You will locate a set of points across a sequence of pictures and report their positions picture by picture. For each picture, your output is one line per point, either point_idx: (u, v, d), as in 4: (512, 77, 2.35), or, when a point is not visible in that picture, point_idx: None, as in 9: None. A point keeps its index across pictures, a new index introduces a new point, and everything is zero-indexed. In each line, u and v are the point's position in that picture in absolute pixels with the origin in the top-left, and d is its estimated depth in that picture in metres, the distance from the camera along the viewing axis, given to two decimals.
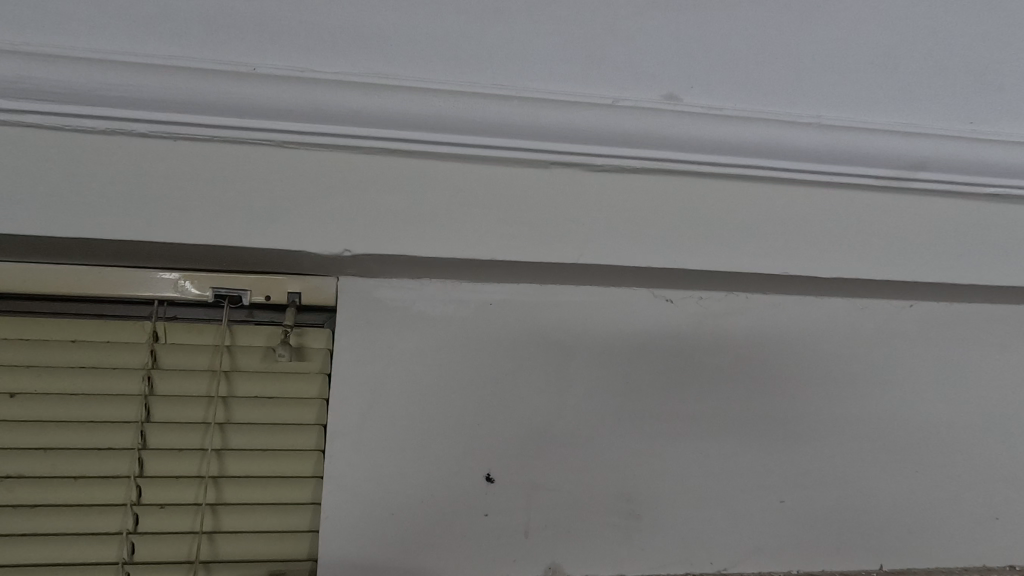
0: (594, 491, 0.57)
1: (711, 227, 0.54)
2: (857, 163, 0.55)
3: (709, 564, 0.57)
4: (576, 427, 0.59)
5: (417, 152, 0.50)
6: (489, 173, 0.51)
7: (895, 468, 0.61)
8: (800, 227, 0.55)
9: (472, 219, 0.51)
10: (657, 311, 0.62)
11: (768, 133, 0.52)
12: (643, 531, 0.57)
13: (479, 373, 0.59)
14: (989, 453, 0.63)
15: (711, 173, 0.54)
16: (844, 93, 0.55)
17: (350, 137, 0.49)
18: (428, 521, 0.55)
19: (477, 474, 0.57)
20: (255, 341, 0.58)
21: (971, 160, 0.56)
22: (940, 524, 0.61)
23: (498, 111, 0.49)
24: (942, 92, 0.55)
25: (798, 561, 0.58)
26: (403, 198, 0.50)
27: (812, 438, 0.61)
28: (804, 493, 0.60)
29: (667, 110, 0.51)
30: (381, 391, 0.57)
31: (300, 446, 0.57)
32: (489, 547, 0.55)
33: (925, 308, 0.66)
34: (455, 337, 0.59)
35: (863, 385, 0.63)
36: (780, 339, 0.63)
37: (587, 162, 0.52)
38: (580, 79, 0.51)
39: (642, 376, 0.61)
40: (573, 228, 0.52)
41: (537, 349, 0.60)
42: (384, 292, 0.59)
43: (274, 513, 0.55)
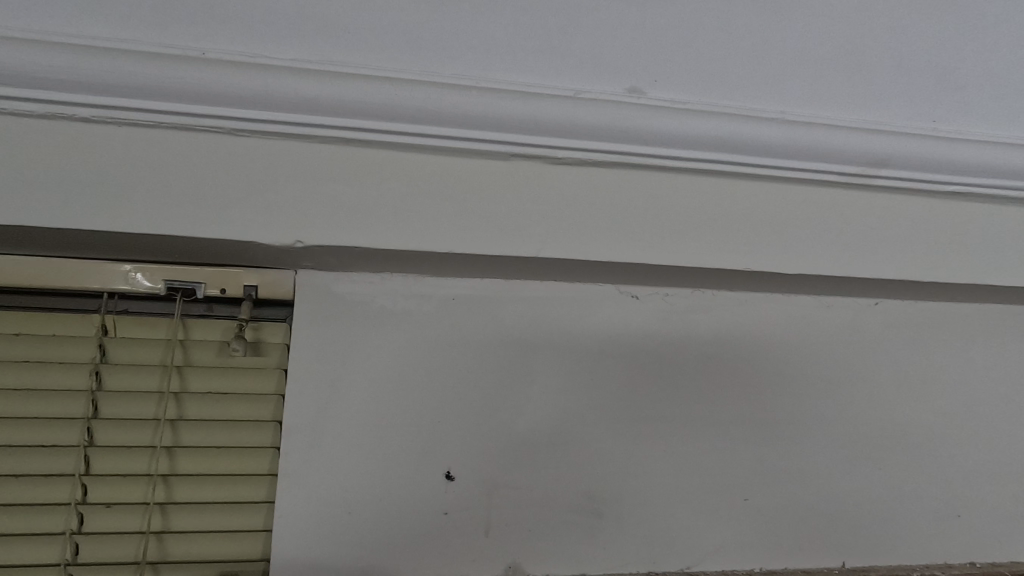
0: (558, 489, 0.57)
1: (669, 223, 0.53)
2: (817, 161, 0.54)
3: (673, 562, 0.57)
4: (533, 423, 0.58)
5: (374, 142, 0.49)
6: (440, 163, 0.50)
7: (853, 466, 0.61)
8: (759, 223, 0.55)
9: (432, 211, 0.49)
10: (618, 307, 0.62)
11: (726, 131, 0.52)
12: (606, 529, 0.57)
13: (436, 369, 0.58)
14: (950, 451, 0.64)
15: (669, 169, 0.53)
16: (808, 88, 0.54)
17: (296, 124, 0.48)
18: (388, 520, 0.54)
19: (439, 472, 0.56)
20: (208, 334, 0.56)
21: (932, 156, 0.56)
22: (902, 521, 0.61)
23: (456, 103, 0.48)
24: (901, 91, 0.55)
25: (761, 559, 0.58)
26: (359, 189, 0.49)
27: (772, 436, 0.61)
28: (763, 490, 0.59)
29: (623, 102, 0.50)
30: (340, 387, 0.56)
31: (256, 443, 0.56)
32: (450, 546, 0.54)
33: (890, 306, 0.67)
34: (418, 332, 0.58)
35: (823, 383, 0.63)
36: (742, 336, 0.63)
37: (543, 155, 0.51)
38: (533, 69, 0.50)
39: (602, 374, 0.60)
40: (534, 221, 0.51)
41: (496, 346, 0.59)
42: (345, 286, 0.58)
43: (227, 512, 0.54)
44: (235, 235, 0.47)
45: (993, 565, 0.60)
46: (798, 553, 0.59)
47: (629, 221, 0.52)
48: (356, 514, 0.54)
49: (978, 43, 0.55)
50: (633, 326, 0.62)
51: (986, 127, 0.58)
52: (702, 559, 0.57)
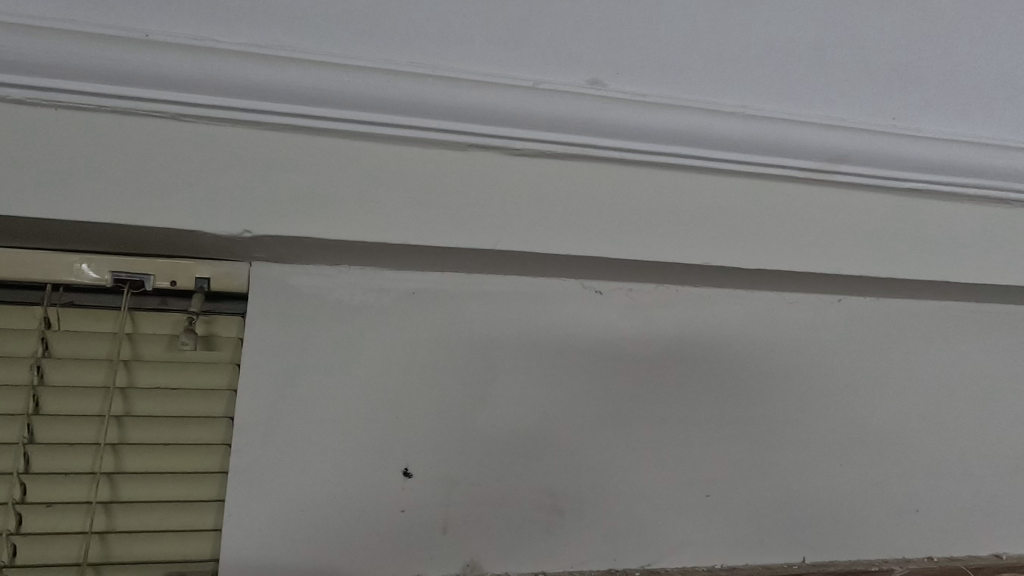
0: (518, 486, 0.56)
1: (629, 217, 0.53)
2: (776, 156, 0.54)
3: (633, 559, 0.56)
4: (494, 420, 0.57)
5: (328, 130, 0.48)
6: (396, 154, 0.49)
7: (814, 462, 0.61)
8: (719, 218, 0.55)
9: (387, 202, 0.48)
10: (581, 302, 0.61)
11: (685, 124, 0.51)
12: (567, 526, 0.56)
13: (395, 365, 0.57)
14: (910, 446, 0.64)
15: (627, 163, 0.53)
16: (770, 83, 0.54)
17: (245, 112, 0.46)
18: (343, 518, 0.53)
19: (396, 469, 0.55)
20: (157, 328, 0.55)
21: (890, 153, 0.56)
22: (862, 517, 0.61)
23: (412, 92, 0.47)
24: (861, 88, 0.56)
25: (721, 555, 0.58)
26: (311, 179, 0.48)
27: (735, 434, 0.61)
28: (725, 488, 0.59)
29: (582, 94, 0.49)
30: (295, 382, 0.54)
31: (207, 440, 0.54)
32: (406, 545, 0.53)
33: (853, 303, 0.67)
34: (376, 327, 0.57)
35: (786, 379, 0.63)
36: (706, 333, 0.63)
37: (500, 147, 0.50)
38: (491, 60, 0.50)
39: (564, 371, 0.59)
40: (492, 213, 0.50)
41: (458, 341, 0.58)
42: (301, 279, 0.57)
43: (175, 511, 0.52)
44: (180, 224, 0.46)
45: (950, 560, 0.61)
46: (758, 549, 0.58)
47: (589, 215, 0.52)
48: (310, 513, 0.53)
49: None
50: (597, 322, 0.61)
51: (943, 125, 0.59)
52: (663, 555, 0.57)
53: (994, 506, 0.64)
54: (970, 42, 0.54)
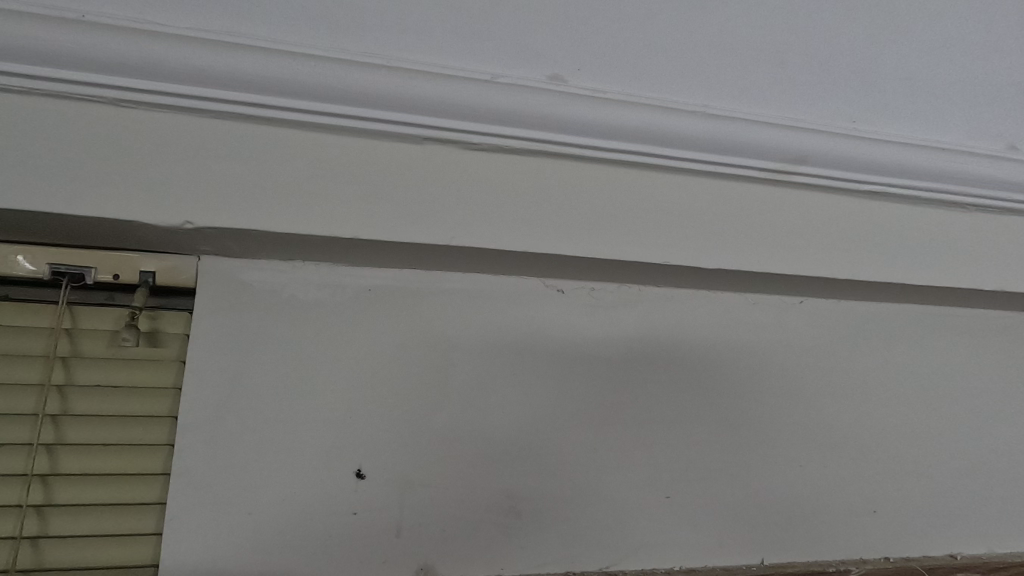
0: (474, 487, 0.55)
1: (587, 215, 0.52)
2: (737, 155, 0.54)
3: (591, 562, 0.56)
4: (451, 421, 0.56)
5: (277, 119, 0.46)
6: (347, 146, 0.48)
7: (774, 464, 0.61)
8: (679, 217, 0.54)
9: (337, 195, 0.47)
10: (543, 302, 0.60)
11: (644, 122, 0.51)
12: (524, 528, 0.55)
13: (350, 363, 0.55)
14: (869, 448, 0.64)
15: (587, 160, 0.52)
16: (729, 82, 0.54)
17: (188, 99, 0.45)
18: (293, 521, 0.51)
19: (348, 470, 0.53)
20: (99, 323, 0.53)
21: (853, 155, 0.56)
22: (821, 518, 0.61)
23: (363, 82, 0.46)
24: (820, 89, 0.56)
25: (680, 558, 0.57)
26: (258, 169, 0.46)
27: (696, 435, 0.60)
28: (686, 490, 0.59)
29: (540, 90, 0.49)
30: (243, 380, 0.53)
31: (150, 441, 0.52)
32: (357, 548, 0.52)
33: (815, 305, 0.67)
34: (331, 325, 0.55)
35: (747, 381, 0.63)
36: (668, 333, 0.62)
37: (456, 141, 0.49)
38: (447, 53, 0.49)
39: (524, 371, 0.58)
40: (447, 208, 0.49)
41: (415, 340, 0.57)
42: (251, 274, 0.55)
43: (114, 514, 0.50)
44: (117, 214, 0.44)
45: (906, 560, 0.61)
46: (717, 551, 0.58)
47: (547, 212, 0.51)
48: (257, 516, 0.51)
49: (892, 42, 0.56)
50: (558, 322, 0.60)
51: (903, 129, 0.59)
52: (621, 558, 0.56)
53: (950, 507, 0.65)
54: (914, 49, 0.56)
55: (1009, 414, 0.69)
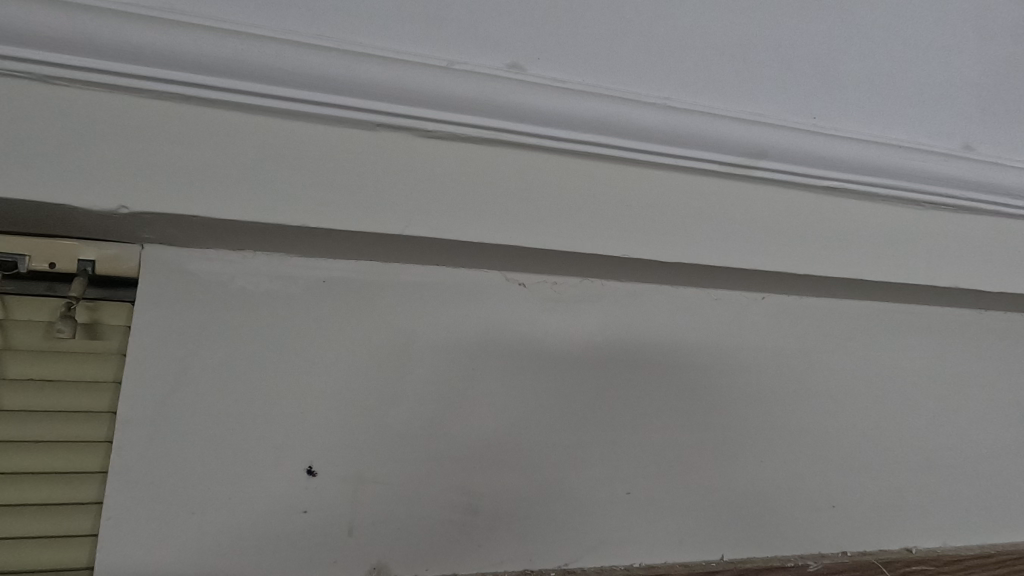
0: (430, 485, 0.54)
1: (545, 206, 0.50)
2: (699, 147, 0.53)
3: (549, 560, 0.55)
4: (406, 417, 0.54)
5: (220, 102, 0.44)
6: (295, 131, 0.46)
7: (733, 460, 0.61)
8: (640, 210, 0.53)
9: (285, 182, 0.46)
10: (503, 295, 0.59)
11: (602, 112, 0.50)
12: (481, 526, 0.54)
13: (301, 358, 0.53)
14: (827, 443, 0.64)
15: (545, 151, 0.50)
16: (689, 75, 0.53)
17: (124, 78, 0.43)
18: (239, 520, 0.50)
19: (298, 468, 0.51)
20: (35, 315, 0.51)
21: (813, 150, 0.55)
22: (779, 513, 0.61)
23: (312, 63, 0.44)
24: (777, 84, 0.56)
25: (639, 555, 0.57)
26: (202, 153, 0.44)
27: (656, 431, 0.60)
28: (645, 486, 0.58)
29: (495, 77, 0.47)
30: (188, 375, 0.51)
31: (87, 437, 0.50)
32: (306, 548, 0.50)
33: (777, 301, 0.67)
34: (281, 317, 0.53)
35: (707, 377, 0.63)
36: (630, 329, 0.62)
37: (409, 128, 0.47)
38: (401, 38, 0.48)
39: (482, 366, 0.57)
40: (400, 197, 0.47)
41: (369, 334, 0.55)
42: (199, 264, 0.53)
43: (47, 514, 0.48)
44: (48, 197, 0.42)
45: (862, 554, 0.62)
46: (677, 547, 0.58)
47: (503, 202, 0.50)
48: (201, 515, 0.49)
49: (844, 38, 0.57)
50: (519, 317, 0.59)
51: (863, 126, 0.59)
52: (579, 555, 0.56)
53: (907, 501, 0.65)
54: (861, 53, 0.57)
55: (963, 410, 0.70)
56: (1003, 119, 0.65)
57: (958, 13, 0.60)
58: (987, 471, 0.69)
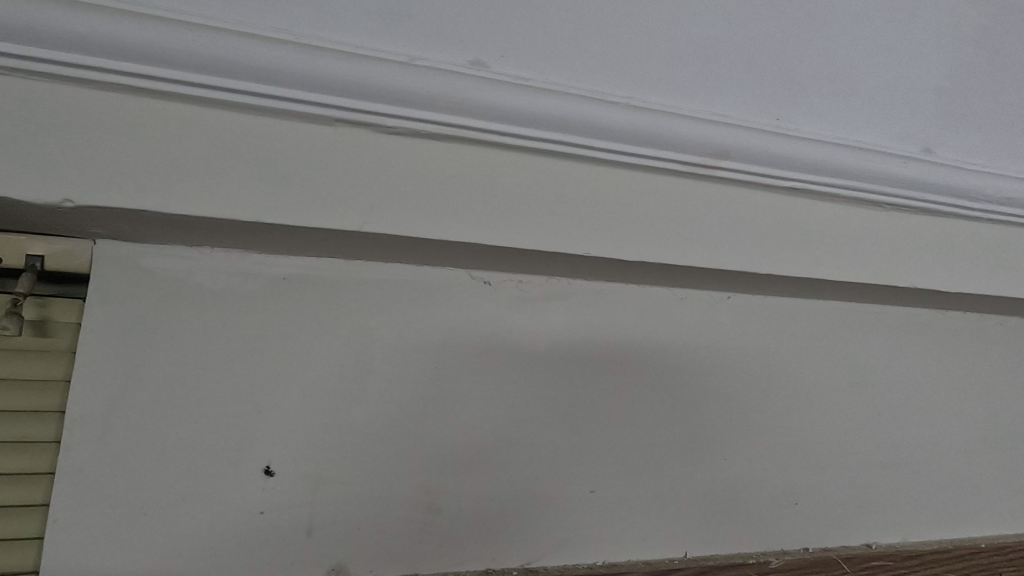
0: (391, 485, 0.53)
1: (507, 204, 0.50)
2: (661, 146, 0.53)
3: (512, 559, 0.54)
4: (367, 416, 0.54)
5: (172, 95, 0.44)
6: (250, 126, 0.45)
7: (697, 458, 0.62)
8: (603, 209, 0.53)
9: (240, 177, 0.45)
10: (469, 294, 0.59)
11: (565, 110, 0.50)
12: (443, 525, 0.53)
13: (259, 356, 0.52)
14: (791, 441, 0.65)
15: (507, 148, 0.50)
16: (652, 75, 0.54)
17: (69, 68, 0.41)
18: (192, 522, 0.49)
19: (254, 468, 0.51)
20: None
21: (775, 151, 0.56)
22: (743, 511, 0.62)
23: (267, 56, 0.43)
24: (740, 86, 0.56)
25: (602, 553, 0.57)
26: (153, 147, 0.44)
27: (620, 430, 0.60)
28: (609, 484, 0.58)
29: (456, 73, 0.47)
30: (141, 373, 0.50)
31: (35, 438, 0.49)
32: (263, 549, 0.49)
33: (742, 301, 0.68)
34: (238, 315, 0.53)
35: (673, 375, 0.63)
36: (596, 328, 0.62)
37: (368, 124, 0.47)
38: (360, 32, 0.47)
39: (445, 365, 0.57)
40: (360, 193, 0.47)
41: (329, 333, 0.54)
42: (153, 260, 0.52)
43: None
44: None
45: (824, 550, 0.62)
46: (641, 545, 0.58)
47: (464, 199, 0.49)
48: (153, 516, 0.48)
49: (804, 42, 0.58)
50: (484, 315, 0.59)
51: (823, 128, 0.60)
52: (543, 554, 0.55)
53: (868, 497, 0.66)
54: (820, 57, 0.59)
55: (923, 407, 0.71)
56: (962, 123, 0.66)
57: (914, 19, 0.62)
58: (945, 468, 0.70)
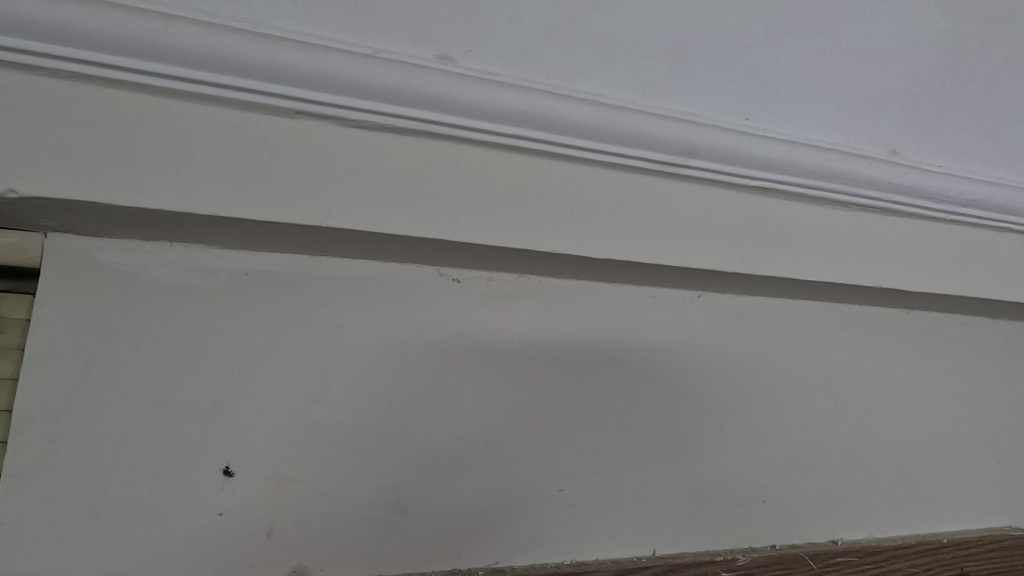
0: (354, 484, 0.52)
1: (473, 200, 0.50)
2: (629, 144, 0.53)
3: (478, 558, 0.54)
4: (330, 414, 0.53)
5: (125, 83, 0.42)
6: (207, 118, 0.44)
7: (666, 456, 0.62)
8: (571, 205, 0.53)
9: (196, 169, 0.44)
10: (437, 291, 0.59)
11: (531, 106, 0.49)
12: (408, 525, 0.53)
13: (219, 354, 0.51)
14: (759, 439, 0.66)
15: (473, 144, 0.50)
16: (620, 74, 0.54)
17: (14, 54, 0.40)
18: (147, 523, 0.47)
19: (213, 468, 0.49)
20: None
21: (742, 150, 0.56)
22: (711, 508, 0.62)
23: (223, 45, 0.42)
24: (708, 85, 0.57)
25: (570, 552, 0.56)
26: (105, 137, 0.42)
27: (588, 428, 0.60)
28: (577, 482, 0.58)
29: (421, 67, 0.46)
30: (94, 370, 0.48)
31: None
32: (221, 551, 0.48)
33: (712, 299, 0.68)
34: (197, 311, 0.51)
35: (642, 373, 0.63)
36: (565, 326, 0.62)
37: (329, 117, 0.46)
38: (323, 24, 0.46)
39: (411, 363, 0.56)
40: (321, 187, 0.46)
41: (292, 330, 0.53)
42: (109, 254, 0.50)
43: None
44: None
45: (791, 547, 0.63)
46: (609, 543, 0.58)
47: (429, 194, 0.49)
48: (105, 518, 0.46)
49: (773, 43, 0.58)
50: (452, 312, 0.58)
51: (790, 128, 0.60)
52: (510, 553, 0.55)
53: (835, 495, 0.67)
54: (786, 57, 0.59)
55: (888, 405, 0.72)
56: (927, 126, 0.67)
57: (883, 22, 0.62)
58: (909, 465, 0.71)
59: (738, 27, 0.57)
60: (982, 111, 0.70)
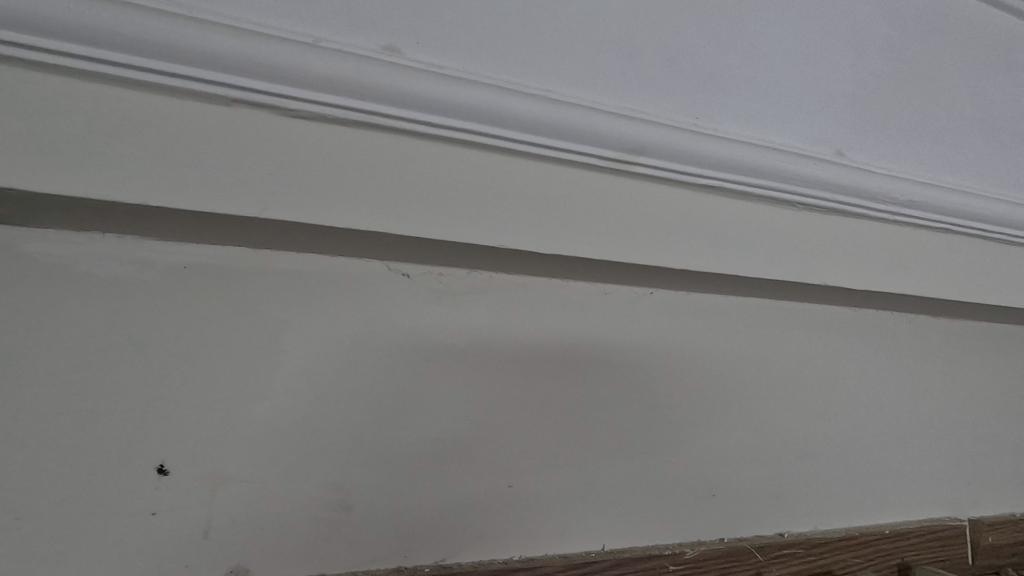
0: (297, 481, 0.51)
1: (418, 194, 0.49)
2: (579, 141, 0.53)
3: (425, 555, 0.53)
4: (272, 410, 0.52)
5: (49, 66, 0.41)
6: (140, 105, 0.43)
7: (616, 451, 0.62)
8: (519, 201, 0.52)
9: (126, 157, 0.42)
10: (386, 286, 0.58)
11: (478, 101, 0.49)
12: (354, 523, 0.52)
13: (154, 348, 0.50)
14: (708, 433, 0.67)
15: (419, 137, 0.49)
16: (571, 72, 0.54)
17: None
18: (76, 523, 0.45)
19: (147, 465, 0.48)
20: None
21: (690, 149, 0.57)
22: (661, 501, 0.63)
23: (156, 30, 0.41)
24: (657, 86, 0.58)
25: (519, 547, 0.56)
26: (26, 121, 0.41)
27: (539, 424, 0.60)
28: (527, 477, 0.58)
29: (365, 58, 0.46)
30: (19, 365, 0.46)
31: None
32: (154, 551, 0.46)
33: (663, 297, 0.70)
34: (132, 304, 0.50)
35: (594, 369, 0.64)
36: (517, 322, 0.62)
37: (269, 107, 0.45)
38: (263, 12, 0.45)
39: (358, 359, 0.55)
40: (259, 178, 0.45)
41: (232, 325, 0.52)
42: (37, 245, 0.48)
43: None
44: None
45: (739, 539, 0.63)
46: (558, 538, 0.58)
47: (374, 187, 0.48)
48: (28, 520, 0.44)
49: (717, 47, 0.61)
50: (401, 308, 0.58)
51: (740, 129, 0.61)
52: (458, 549, 0.54)
53: (782, 488, 0.68)
54: (731, 61, 0.61)
55: (835, 400, 0.74)
56: (872, 130, 0.69)
57: (817, 33, 0.66)
58: (854, 458, 0.73)
59: (682, 32, 0.59)
60: (922, 117, 0.72)
